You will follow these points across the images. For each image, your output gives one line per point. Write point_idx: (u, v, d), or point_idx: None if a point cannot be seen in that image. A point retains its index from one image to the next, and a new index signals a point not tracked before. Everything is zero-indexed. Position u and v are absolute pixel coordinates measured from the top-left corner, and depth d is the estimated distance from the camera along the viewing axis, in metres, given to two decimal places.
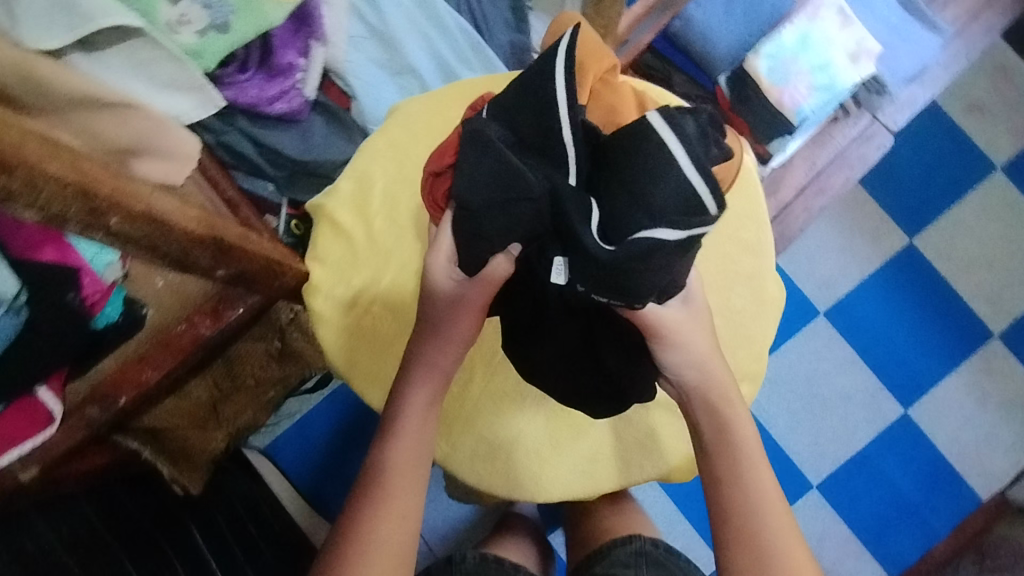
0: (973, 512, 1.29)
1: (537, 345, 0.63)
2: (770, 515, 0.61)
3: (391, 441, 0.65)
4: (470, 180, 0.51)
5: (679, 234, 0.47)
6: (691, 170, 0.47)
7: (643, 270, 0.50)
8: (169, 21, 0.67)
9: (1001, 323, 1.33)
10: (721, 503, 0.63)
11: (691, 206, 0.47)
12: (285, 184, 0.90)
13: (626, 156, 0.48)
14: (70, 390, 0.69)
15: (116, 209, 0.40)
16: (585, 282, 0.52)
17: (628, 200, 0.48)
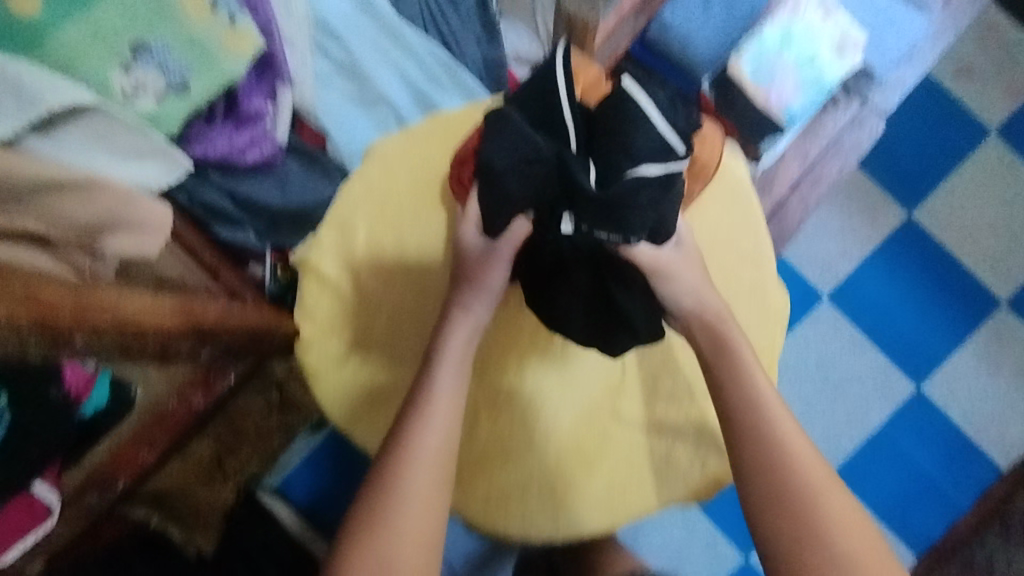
0: (994, 482, 1.28)
1: (555, 306, 0.63)
2: (799, 477, 0.58)
3: (433, 378, 0.63)
4: (495, 149, 0.59)
5: (660, 170, 0.56)
6: (664, 123, 0.57)
7: (634, 205, 0.56)
8: (124, 90, 0.63)
9: (1007, 289, 1.31)
10: (738, 465, 0.60)
11: (667, 149, 0.56)
12: (267, 232, 0.85)
13: (613, 117, 0.58)
14: (66, 477, 0.64)
15: (80, 329, 0.37)
16: (586, 220, 0.56)
17: (616, 151, 0.57)
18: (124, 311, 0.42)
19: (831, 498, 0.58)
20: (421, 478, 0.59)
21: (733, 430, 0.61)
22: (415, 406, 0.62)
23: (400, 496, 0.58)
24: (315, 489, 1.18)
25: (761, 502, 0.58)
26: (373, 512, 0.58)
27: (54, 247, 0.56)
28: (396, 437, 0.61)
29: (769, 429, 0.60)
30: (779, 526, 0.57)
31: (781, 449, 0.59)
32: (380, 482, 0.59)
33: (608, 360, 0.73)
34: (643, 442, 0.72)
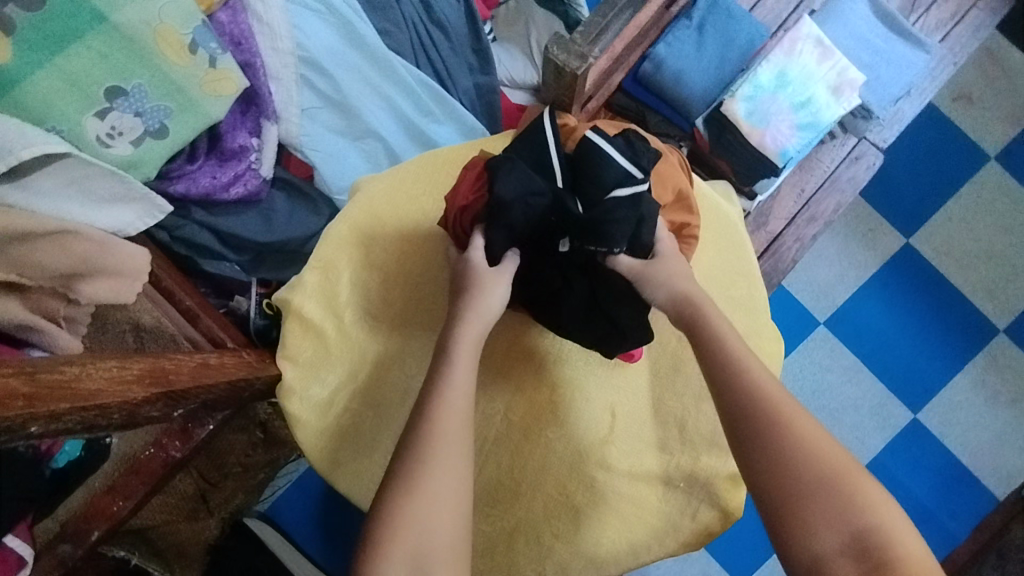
0: (991, 512, 1.26)
1: (555, 310, 0.67)
2: (798, 423, 0.52)
3: (446, 381, 0.57)
4: (506, 182, 0.62)
5: (629, 191, 0.62)
6: (625, 160, 0.64)
7: (610, 221, 0.62)
8: (100, 136, 0.64)
9: (1006, 317, 1.29)
10: (731, 422, 0.54)
11: (631, 175, 0.63)
12: (251, 264, 0.84)
13: (586, 158, 0.64)
14: (40, 530, 0.65)
15: (36, 418, 0.35)
16: (575, 239, 0.65)
17: (592, 185, 0.63)
18: (85, 389, 0.40)
19: (837, 461, 0.51)
20: (446, 489, 0.52)
21: (723, 401, 0.55)
22: (428, 408, 0.55)
23: (427, 511, 0.51)
24: (304, 517, 1.16)
25: (757, 467, 0.52)
26: (398, 528, 0.50)
27: (30, 295, 0.58)
28: (411, 444, 0.54)
29: (759, 396, 0.54)
30: (779, 493, 0.51)
31: (777, 415, 0.53)
32: (399, 495, 0.52)
33: (598, 408, 0.71)
34: (633, 494, 0.70)
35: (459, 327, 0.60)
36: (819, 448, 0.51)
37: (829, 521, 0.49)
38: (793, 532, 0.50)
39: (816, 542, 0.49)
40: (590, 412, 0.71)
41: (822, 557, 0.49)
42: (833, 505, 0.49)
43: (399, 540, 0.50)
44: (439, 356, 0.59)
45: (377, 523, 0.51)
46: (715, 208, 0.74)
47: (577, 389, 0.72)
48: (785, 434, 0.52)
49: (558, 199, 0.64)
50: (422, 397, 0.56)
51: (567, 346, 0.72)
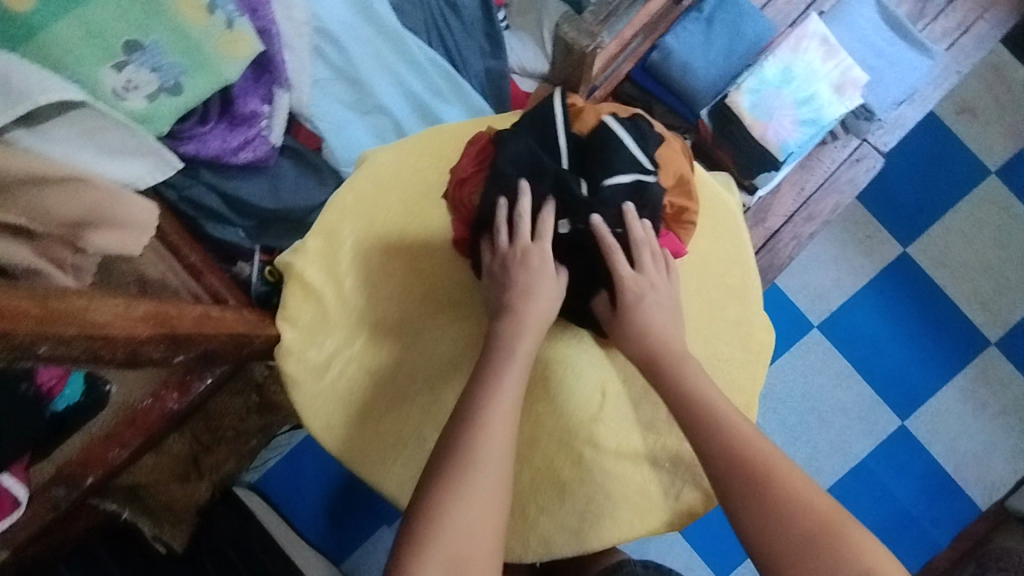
0: (973, 521, 1.27)
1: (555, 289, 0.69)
2: (783, 483, 0.55)
3: (495, 390, 0.59)
4: (505, 158, 0.67)
5: (631, 177, 0.66)
6: (634, 148, 0.67)
7: (606, 204, 0.66)
8: (115, 88, 0.65)
9: (997, 330, 1.31)
10: (721, 485, 0.56)
11: (638, 164, 0.67)
12: (256, 232, 0.85)
13: (598, 142, 0.67)
14: (35, 470, 0.66)
15: (45, 340, 0.37)
16: (572, 217, 0.67)
17: (598, 167, 0.67)
18: (93, 320, 0.42)
19: (822, 512, 0.54)
20: (489, 495, 0.56)
21: (676, 408, 0.61)
22: (473, 412, 0.58)
23: (468, 515, 0.54)
24: (292, 488, 1.17)
25: (712, 463, 0.58)
26: (442, 529, 0.53)
27: (38, 241, 0.58)
28: (458, 450, 0.56)
29: (707, 402, 0.60)
30: (738, 479, 0.56)
31: (720, 419, 0.59)
32: (444, 496, 0.55)
33: (589, 386, 0.73)
34: (617, 471, 0.71)
35: (510, 341, 0.63)
36: (760, 447, 0.57)
37: (783, 504, 0.54)
38: (752, 515, 0.54)
39: (773, 522, 0.54)
40: (580, 389, 0.73)
41: (780, 533, 0.53)
42: (783, 491, 0.55)
43: (443, 537, 0.53)
44: (488, 365, 0.61)
45: (420, 520, 0.54)
46: (714, 204, 0.75)
47: (569, 366, 0.73)
48: (732, 433, 0.58)
49: (563, 176, 0.66)
50: (470, 403, 0.59)
51: (560, 325, 0.74)
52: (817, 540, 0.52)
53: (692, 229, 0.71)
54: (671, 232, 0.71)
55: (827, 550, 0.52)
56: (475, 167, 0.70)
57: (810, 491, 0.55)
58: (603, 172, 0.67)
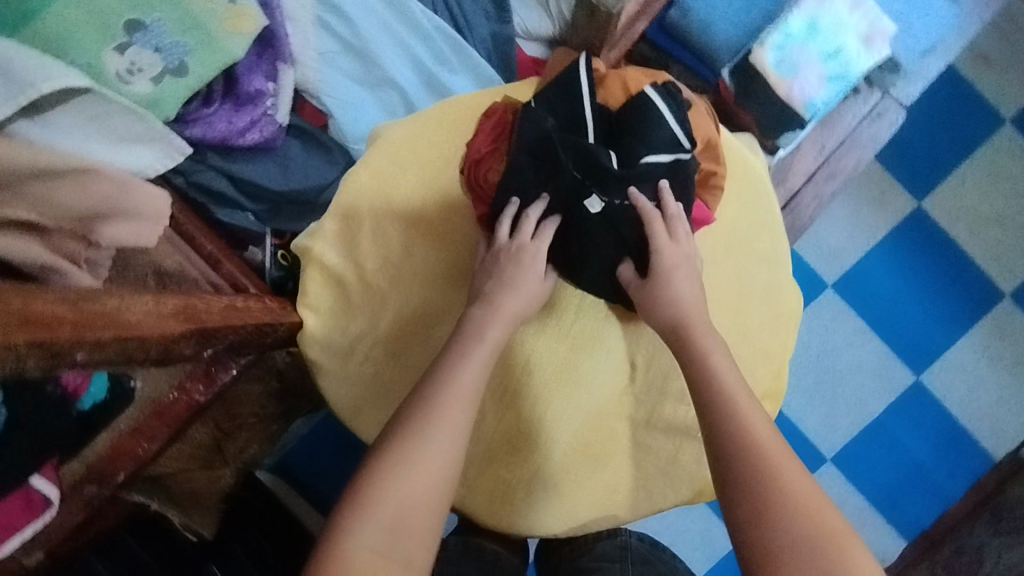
0: (986, 472, 1.29)
1: (586, 264, 0.67)
2: (792, 482, 0.52)
3: (458, 363, 0.59)
4: (525, 133, 0.66)
5: (670, 156, 0.65)
6: (671, 119, 0.66)
7: (638, 178, 0.65)
8: (119, 71, 0.65)
9: (1012, 281, 1.30)
10: (723, 477, 0.54)
11: (674, 140, 0.66)
12: (267, 215, 0.82)
13: (632, 112, 0.66)
14: (66, 472, 0.65)
15: (82, 346, 0.35)
16: (604, 190, 0.65)
17: (633, 139, 0.66)
18: (126, 321, 0.41)
19: (826, 528, 0.50)
20: (436, 468, 0.54)
21: (695, 393, 0.58)
22: (434, 384, 0.57)
23: (415, 480, 0.53)
24: (313, 469, 1.17)
25: (715, 453, 0.55)
26: (386, 494, 0.52)
27: (49, 236, 0.56)
28: (414, 418, 0.55)
29: (722, 393, 0.57)
30: (743, 471, 0.53)
31: (732, 408, 0.56)
32: (391, 463, 0.53)
33: (618, 358, 0.71)
34: (648, 443, 0.72)
35: (483, 320, 0.62)
36: (768, 446, 0.54)
37: (780, 504, 0.51)
38: (749, 510, 0.52)
39: (768, 521, 0.51)
40: (610, 361, 0.71)
41: (772, 535, 0.50)
42: (780, 491, 0.51)
43: (382, 505, 0.51)
44: (457, 342, 0.60)
45: (365, 483, 0.53)
46: (742, 171, 0.73)
47: (598, 343, 0.71)
48: (741, 423, 0.55)
49: (596, 152, 0.65)
50: (434, 376, 0.58)
51: (589, 298, 0.71)
52: (822, 548, 0.49)
53: (720, 193, 0.70)
54: (701, 199, 0.69)
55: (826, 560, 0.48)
56: (490, 146, 0.68)
57: (814, 497, 0.52)
58: (642, 144, 0.65)
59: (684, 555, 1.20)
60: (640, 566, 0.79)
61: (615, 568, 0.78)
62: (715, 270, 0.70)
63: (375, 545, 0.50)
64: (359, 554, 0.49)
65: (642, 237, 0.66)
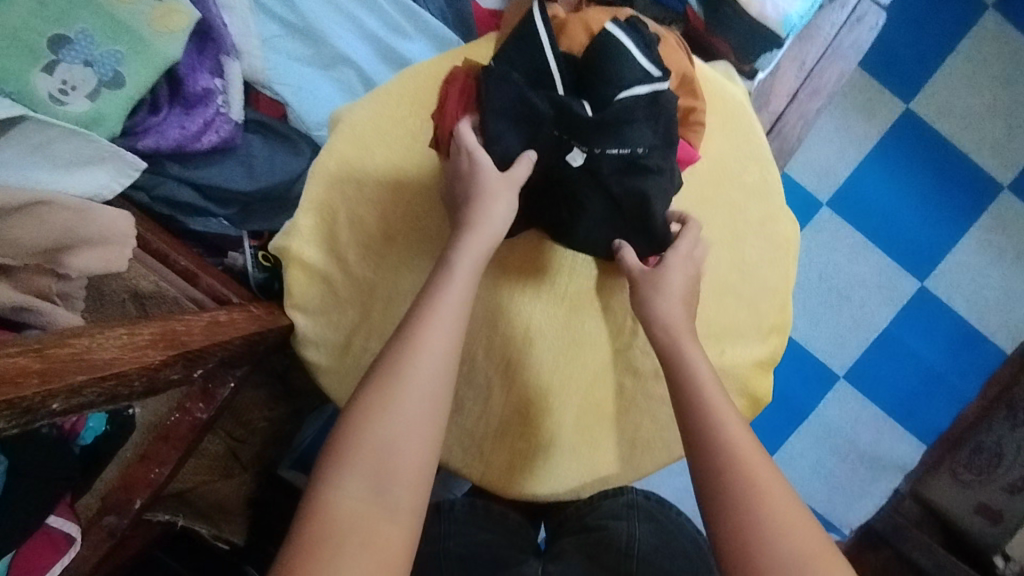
0: (999, 367, 1.28)
1: (576, 227, 0.64)
2: (773, 498, 0.49)
3: (437, 295, 0.55)
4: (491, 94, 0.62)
5: (648, 88, 0.62)
6: (638, 55, 0.63)
7: (618, 123, 0.61)
8: (52, 92, 0.63)
9: (1009, 173, 1.27)
10: (706, 489, 0.51)
11: (644, 72, 0.62)
12: (239, 218, 0.78)
13: (596, 55, 0.63)
14: (83, 507, 0.66)
15: (55, 395, 0.34)
16: (582, 141, 0.62)
17: (604, 83, 0.62)
18: (98, 359, 0.39)
19: (811, 545, 0.48)
20: (417, 407, 0.50)
21: (673, 400, 0.57)
22: (411, 319, 0.53)
23: (400, 426, 0.49)
24: None
25: (694, 471, 0.53)
26: (366, 440, 0.48)
27: (15, 275, 0.54)
28: (391, 357, 0.51)
29: (703, 400, 0.55)
30: (728, 480, 0.51)
31: (712, 417, 0.54)
32: (369, 407, 0.49)
33: (618, 314, 0.70)
34: (663, 394, 0.71)
35: (456, 253, 0.58)
36: (745, 450, 0.52)
37: (761, 522, 0.48)
38: (730, 529, 0.49)
39: (752, 539, 0.48)
40: (612, 320, 0.70)
41: (758, 554, 0.47)
42: (759, 510, 0.49)
43: (364, 452, 0.48)
44: (433, 279, 0.56)
45: (344, 430, 0.49)
46: (720, 100, 0.70)
47: (595, 302, 0.70)
48: (722, 434, 0.53)
49: (569, 105, 0.62)
50: (412, 313, 0.54)
51: (581, 259, 0.70)
52: (810, 562, 0.46)
53: (702, 129, 0.67)
54: (683, 137, 0.67)
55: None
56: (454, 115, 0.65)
57: (796, 516, 0.49)
58: (613, 89, 0.62)
59: None
60: (648, 525, 0.71)
61: (621, 528, 0.70)
62: (707, 211, 0.68)
63: (359, 493, 0.46)
64: (343, 505, 0.46)
65: (630, 187, 0.62)
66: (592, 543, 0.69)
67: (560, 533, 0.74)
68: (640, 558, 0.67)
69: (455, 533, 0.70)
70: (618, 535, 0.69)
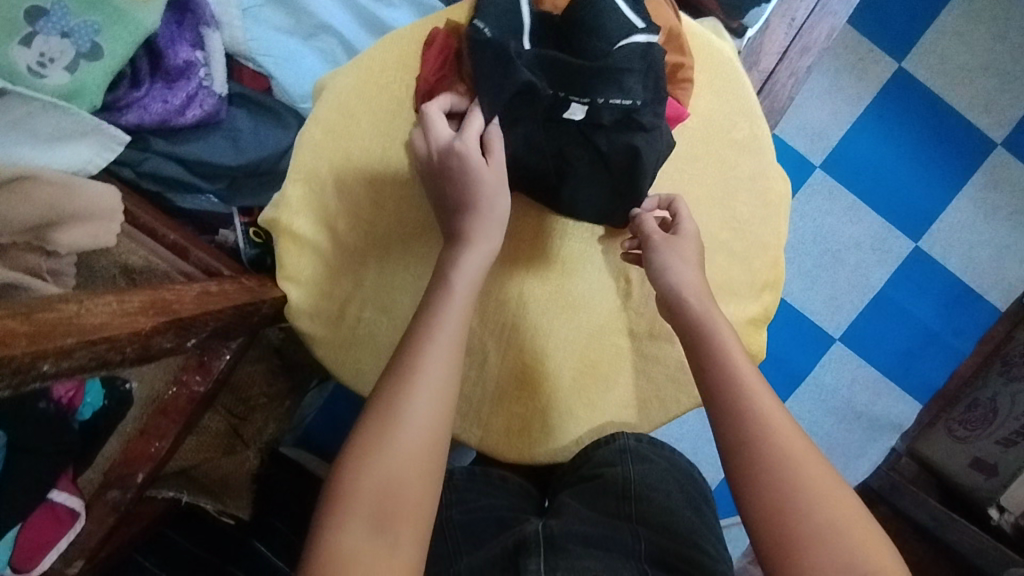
0: (993, 324, 1.29)
1: (567, 188, 0.64)
2: (805, 465, 0.50)
3: (431, 326, 0.54)
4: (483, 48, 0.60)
5: (645, 38, 0.62)
6: (625, 9, 0.63)
7: (614, 71, 0.61)
8: (31, 65, 0.63)
9: (1003, 129, 1.26)
10: (732, 459, 0.52)
11: (628, 26, 0.62)
12: (229, 195, 0.77)
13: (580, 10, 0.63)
14: (84, 481, 0.66)
15: (45, 356, 0.34)
16: (576, 93, 0.62)
17: (589, 36, 0.62)
18: (88, 324, 0.39)
19: (841, 509, 0.49)
20: (415, 444, 0.49)
21: (696, 365, 0.56)
22: (404, 353, 0.52)
23: (398, 463, 0.48)
24: (335, 437, 1.17)
25: (721, 447, 0.53)
26: (364, 485, 0.47)
27: (5, 253, 0.55)
28: (386, 396, 0.51)
29: (734, 371, 0.54)
30: (750, 447, 0.51)
31: (733, 385, 0.54)
32: (365, 449, 0.49)
33: (610, 275, 0.70)
34: (657, 353, 0.71)
35: (449, 277, 0.56)
36: (769, 415, 0.52)
37: (789, 492, 0.49)
38: (759, 500, 0.50)
39: (783, 506, 0.49)
40: (603, 278, 0.70)
41: (796, 519, 0.48)
42: (788, 483, 0.49)
43: (363, 497, 0.47)
44: (428, 301, 0.55)
45: (342, 475, 0.48)
46: (708, 56, 0.69)
47: (588, 263, 0.70)
48: (749, 406, 0.52)
49: (565, 60, 0.62)
50: (405, 346, 0.53)
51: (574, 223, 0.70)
52: (843, 527, 0.48)
53: (691, 86, 0.67)
54: (672, 95, 0.66)
55: (848, 542, 0.47)
56: (441, 71, 0.65)
57: (828, 485, 0.50)
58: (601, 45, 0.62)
59: (708, 455, 1.24)
60: (644, 466, 0.70)
61: (616, 472, 0.68)
62: (697, 169, 0.68)
63: (360, 540, 0.46)
64: (345, 552, 0.45)
65: (624, 137, 0.62)
66: (590, 491, 0.69)
67: (563, 484, 0.74)
68: (639, 499, 0.68)
69: (457, 501, 0.71)
70: (615, 480, 0.68)
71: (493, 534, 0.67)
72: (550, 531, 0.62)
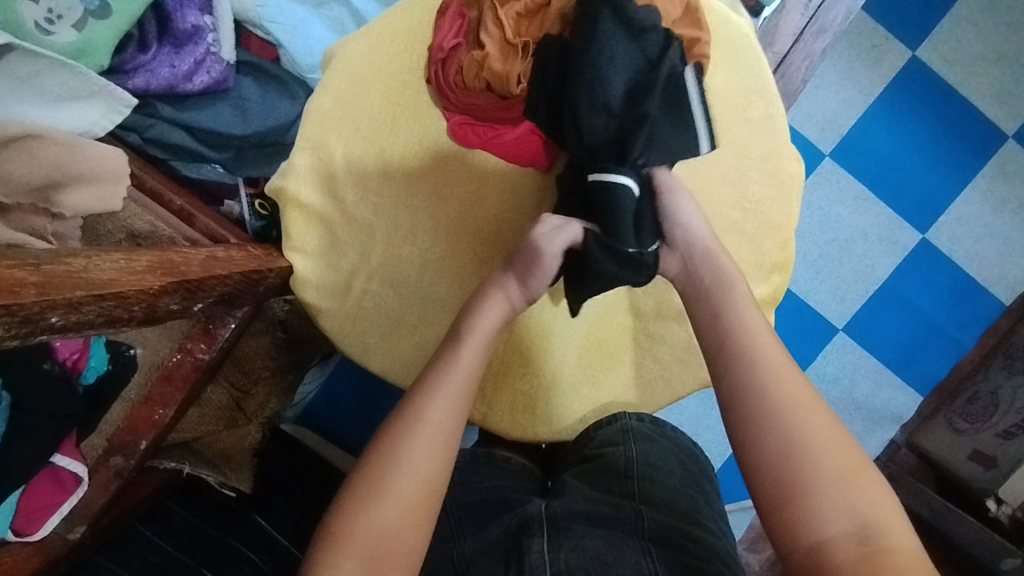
0: (997, 318, 1.28)
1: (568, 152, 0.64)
2: (811, 413, 0.50)
3: (440, 378, 0.54)
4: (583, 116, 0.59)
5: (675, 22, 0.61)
6: None
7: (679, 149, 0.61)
8: (38, 21, 0.62)
9: (1015, 121, 1.25)
10: (732, 411, 0.52)
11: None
12: (234, 164, 0.76)
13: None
14: (88, 447, 0.65)
15: (54, 306, 0.34)
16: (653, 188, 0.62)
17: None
18: (96, 279, 0.39)
19: (846, 458, 0.48)
20: (411, 490, 0.49)
21: (704, 329, 0.57)
22: (411, 403, 0.53)
23: (392, 509, 0.48)
24: (337, 417, 1.16)
25: (721, 399, 0.53)
26: (357, 528, 0.47)
27: (10, 214, 0.54)
28: (388, 442, 0.51)
29: (739, 328, 0.55)
30: (758, 401, 0.51)
31: (740, 342, 0.54)
32: (361, 493, 0.49)
33: None
34: (664, 334, 0.70)
35: (462, 332, 0.57)
36: (776, 364, 0.53)
37: (796, 441, 0.49)
38: (762, 448, 0.49)
39: (789, 452, 0.48)
40: None
41: (801, 464, 0.48)
42: (789, 432, 0.49)
43: (355, 540, 0.47)
44: (442, 352, 0.56)
45: (336, 517, 0.48)
46: (724, 32, 0.68)
47: None
48: (752, 361, 0.53)
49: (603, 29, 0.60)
50: (412, 395, 0.54)
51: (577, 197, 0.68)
52: (847, 475, 0.47)
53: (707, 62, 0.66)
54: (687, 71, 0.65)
55: (853, 488, 0.47)
56: (458, 36, 0.65)
57: (834, 437, 0.49)
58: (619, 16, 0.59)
59: (709, 442, 1.24)
60: (647, 446, 0.70)
61: (618, 452, 0.68)
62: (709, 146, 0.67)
63: None
64: None
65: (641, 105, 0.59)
66: (592, 471, 0.68)
67: (565, 461, 0.74)
68: (641, 477, 0.67)
69: (460, 482, 0.70)
70: (617, 460, 0.67)
71: (495, 517, 0.67)
72: (553, 511, 0.62)
